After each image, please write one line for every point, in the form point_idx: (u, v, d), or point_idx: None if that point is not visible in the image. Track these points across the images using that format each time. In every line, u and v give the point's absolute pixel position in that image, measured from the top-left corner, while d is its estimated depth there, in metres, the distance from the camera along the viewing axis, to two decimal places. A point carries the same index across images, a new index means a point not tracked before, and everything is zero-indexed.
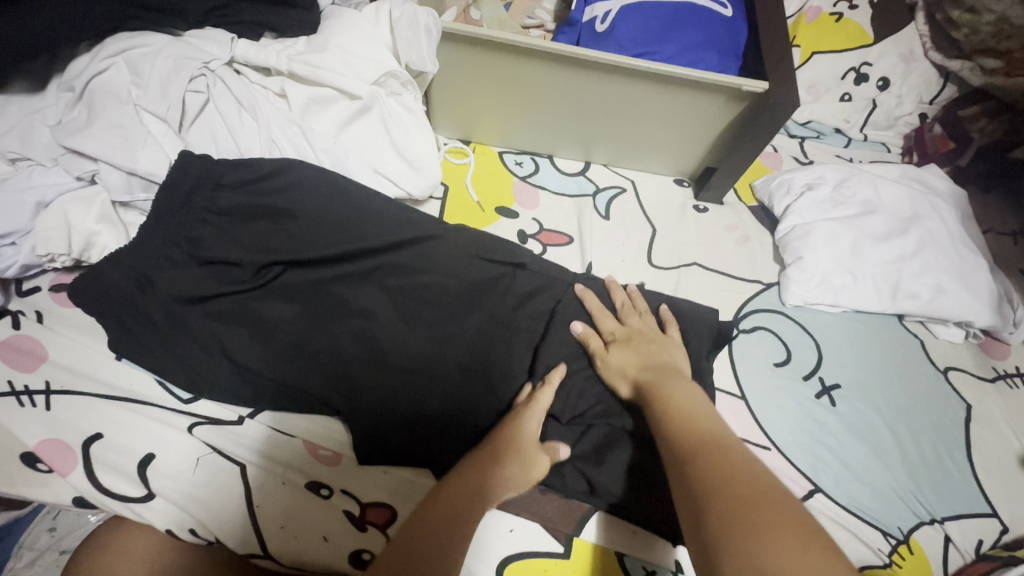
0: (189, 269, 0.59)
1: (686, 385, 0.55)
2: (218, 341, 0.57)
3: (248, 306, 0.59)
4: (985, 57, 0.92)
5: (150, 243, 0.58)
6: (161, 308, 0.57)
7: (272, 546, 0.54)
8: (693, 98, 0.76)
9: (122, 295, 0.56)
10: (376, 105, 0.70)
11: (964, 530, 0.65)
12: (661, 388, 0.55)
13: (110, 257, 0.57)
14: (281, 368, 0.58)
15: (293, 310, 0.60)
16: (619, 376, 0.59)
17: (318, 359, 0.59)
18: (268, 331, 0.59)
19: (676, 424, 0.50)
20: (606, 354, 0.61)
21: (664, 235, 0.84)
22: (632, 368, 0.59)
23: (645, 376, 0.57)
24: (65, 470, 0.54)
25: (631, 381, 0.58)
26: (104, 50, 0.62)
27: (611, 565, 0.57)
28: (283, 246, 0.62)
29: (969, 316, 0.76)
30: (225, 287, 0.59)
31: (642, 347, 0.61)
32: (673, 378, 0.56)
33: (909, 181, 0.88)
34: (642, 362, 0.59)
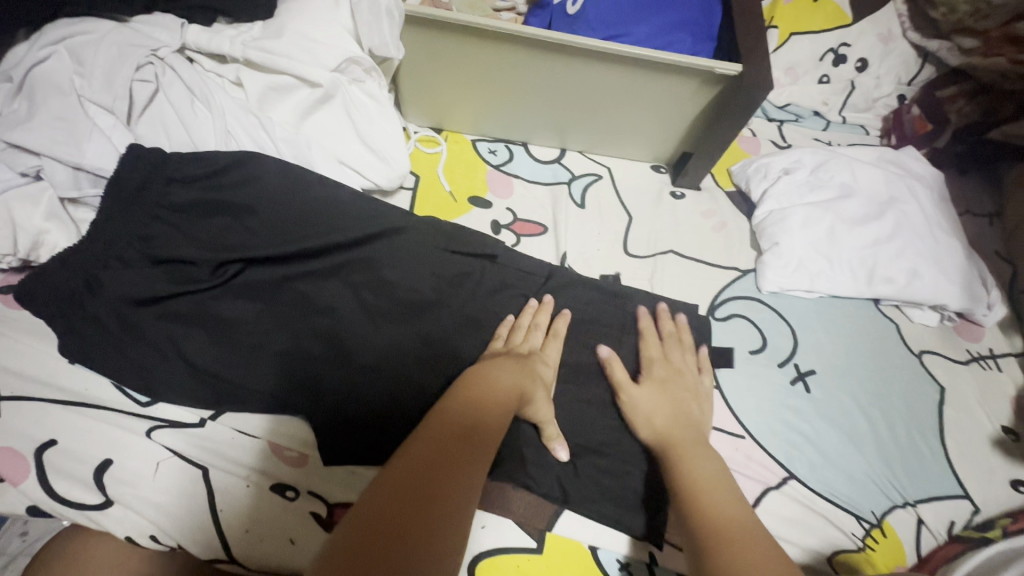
0: (145, 269, 0.56)
1: (710, 453, 0.54)
2: (175, 343, 0.55)
3: (208, 305, 0.58)
4: (963, 36, 0.90)
5: (100, 243, 0.55)
6: (113, 311, 0.54)
7: (238, 550, 0.52)
8: (666, 81, 0.74)
9: (71, 297, 0.54)
10: (338, 93, 0.68)
11: (936, 512, 0.66)
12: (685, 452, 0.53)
13: (56, 258, 0.54)
14: (242, 370, 0.56)
15: (254, 310, 0.59)
16: (643, 422, 0.57)
17: (280, 360, 0.57)
18: (228, 333, 0.57)
19: (697, 495, 0.49)
20: (638, 395, 0.59)
21: (640, 223, 0.83)
22: (657, 417, 0.57)
23: (671, 432, 0.56)
24: (17, 479, 0.51)
25: (653, 430, 0.57)
26: (43, 37, 0.59)
27: (584, 558, 0.57)
28: (242, 243, 0.60)
29: (943, 299, 0.76)
30: (182, 287, 0.57)
31: (673, 394, 0.60)
32: (701, 445, 0.55)
33: (886, 163, 0.87)
34: (669, 413, 0.58)
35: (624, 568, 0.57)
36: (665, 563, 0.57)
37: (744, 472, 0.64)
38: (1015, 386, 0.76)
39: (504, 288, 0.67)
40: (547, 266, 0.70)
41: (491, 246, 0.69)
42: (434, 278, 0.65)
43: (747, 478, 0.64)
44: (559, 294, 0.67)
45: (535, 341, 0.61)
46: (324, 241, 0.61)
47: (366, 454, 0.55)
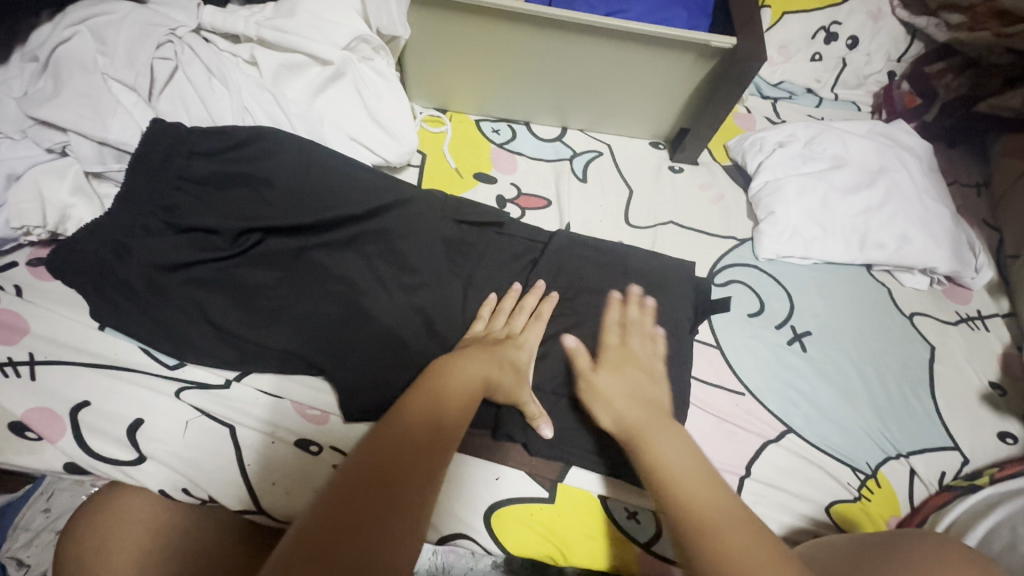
0: (169, 239, 0.59)
1: (676, 435, 0.49)
2: (201, 308, 0.58)
3: (230, 273, 0.60)
4: (949, 12, 0.95)
5: (127, 213, 0.58)
6: (141, 277, 0.57)
7: (265, 501, 0.55)
8: (663, 56, 0.77)
9: (102, 265, 0.57)
10: (348, 71, 0.70)
11: (928, 463, 0.69)
12: (648, 435, 0.49)
13: (87, 229, 0.57)
14: (264, 334, 0.59)
15: (274, 277, 0.61)
16: (606, 406, 0.53)
17: (300, 324, 0.59)
18: (251, 299, 0.59)
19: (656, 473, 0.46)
20: (598, 381, 0.56)
21: (640, 196, 0.86)
22: (616, 401, 0.53)
23: (631, 411, 0.52)
24: (54, 437, 0.54)
25: (613, 414, 0.53)
26: (66, 18, 0.61)
27: (594, 508, 0.60)
28: (261, 214, 0.62)
29: (933, 263, 0.79)
30: (206, 256, 0.59)
31: (632, 376, 0.56)
32: (667, 425, 0.50)
33: (877, 136, 0.90)
34: (630, 394, 0.54)
35: (632, 517, 0.60)
36: None
37: (744, 426, 0.67)
38: (1002, 345, 0.79)
39: (512, 258, 0.69)
40: (551, 233, 0.72)
41: (498, 218, 0.71)
42: (444, 247, 0.67)
43: (748, 432, 0.67)
44: (562, 260, 0.70)
45: (517, 323, 0.62)
46: (340, 212, 0.64)
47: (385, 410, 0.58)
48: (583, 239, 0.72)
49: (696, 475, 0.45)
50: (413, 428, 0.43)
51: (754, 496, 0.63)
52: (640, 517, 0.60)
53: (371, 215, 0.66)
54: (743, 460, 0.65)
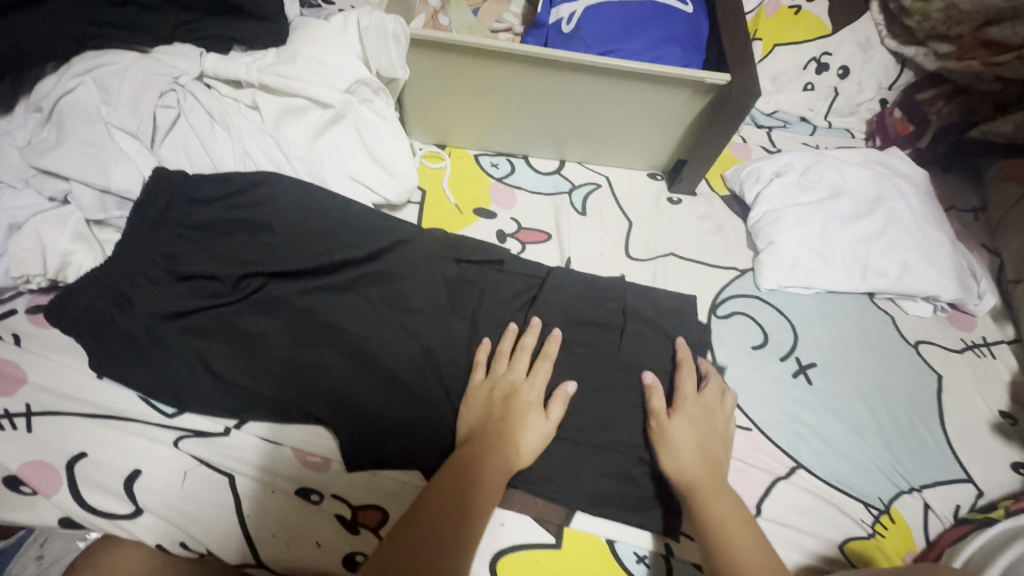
0: (171, 287, 0.59)
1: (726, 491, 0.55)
2: (200, 354, 0.57)
3: (232, 319, 0.60)
4: (938, 42, 0.97)
5: (129, 260, 0.58)
6: (142, 325, 0.57)
7: (265, 554, 0.54)
8: (659, 92, 0.78)
9: (102, 314, 0.56)
10: (348, 113, 0.71)
11: (942, 496, 0.68)
12: (701, 490, 0.54)
13: (87, 277, 0.57)
14: (266, 382, 0.58)
15: (275, 324, 0.61)
16: (674, 456, 0.57)
17: (301, 370, 0.59)
18: (252, 345, 0.59)
19: (716, 534, 0.51)
20: (674, 428, 0.59)
21: (640, 227, 0.86)
22: (687, 453, 0.57)
23: (698, 470, 0.56)
24: (49, 491, 0.53)
25: (681, 466, 0.56)
26: (71, 70, 0.63)
27: (602, 553, 0.58)
28: (263, 259, 0.62)
29: (935, 291, 0.79)
30: (206, 303, 0.59)
31: (701, 428, 0.60)
32: (722, 481, 0.55)
33: (873, 164, 0.90)
34: (700, 446, 0.58)
35: (641, 561, 0.58)
36: (682, 554, 0.59)
37: (752, 462, 0.66)
38: (1009, 372, 0.78)
39: (512, 297, 0.69)
40: (551, 270, 0.72)
41: (499, 255, 0.71)
42: (446, 288, 0.67)
43: (756, 468, 0.66)
44: (560, 298, 0.69)
45: (519, 366, 0.62)
46: (341, 256, 0.64)
47: (389, 459, 0.57)
48: (582, 275, 0.72)
49: (742, 530, 0.51)
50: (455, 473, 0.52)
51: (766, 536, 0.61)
52: (650, 561, 0.58)
53: (373, 260, 0.66)
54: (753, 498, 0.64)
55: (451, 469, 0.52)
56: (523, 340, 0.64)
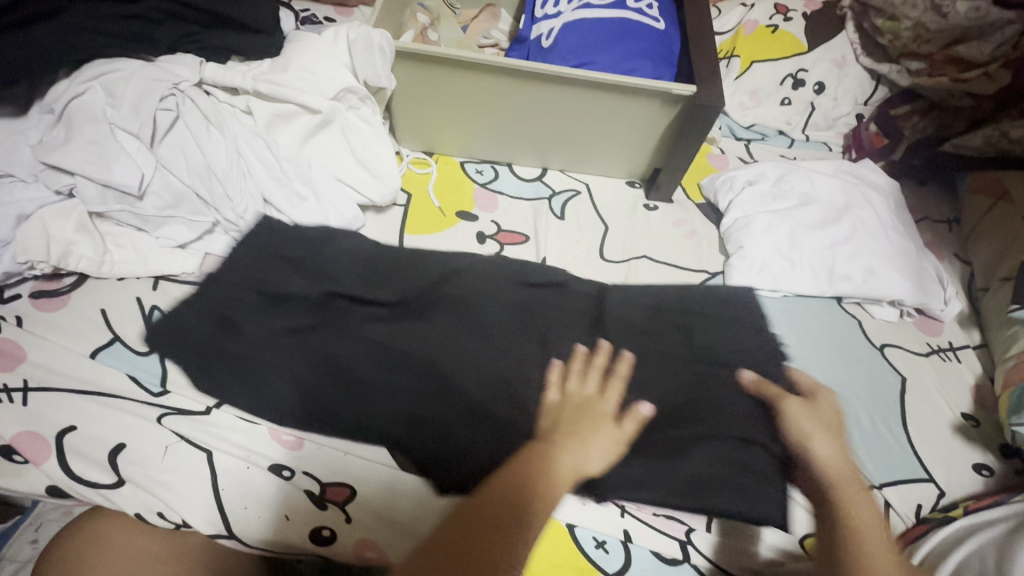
0: (253, 302, 0.68)
1: (865, 498, 0.64)
2: (274, 365, 0.64)
3: (284, 323, 0.66)
4: (909, 60, 1.01)
5: (231, 287, 0.68)
6: (234, 337, 0.65)
7: (236, 525, 0.57)
8: (632, 103, 0.82)
9: (205, 329, 0.65)
10: (335, 119, 0.76)
11: (903, 496, 0.69)
12: (845, 493, 0.64)
13: (190, 302, 0.67)
14: (289, 381, 0.63)
15: (370, 348, 0.66)
16: (824, 459, 0.66)
17: (340, 382, 0.64)
18: (316, 352, 0.65)
19: (850, 519, 0.61)
20: (810, 427, 0.69)
21: (616, 232, 0.89)
22: (837, 461, 0.67)
23: (846, 480, 0.65)
24: (40, 460, 0.57)
25: (829, 473, 0.65)
26: (80, 75, 0.68)
27: (562, 536, 0.60)
28: (341, 280, 0.71)
29: (900, 295, 0.81)
30: (272, 313, 0.67)
31: (824, 430, 0.69)
32: (864, 491, 0.65)
33: (844, 174, 0.94)
34: (844, 461, 0.67)
35: (601, 546, 0.60)
36: (639, 541, 0.61)
37: None
38: (974, 376, 0.80)
39: (550, 331, 0.72)
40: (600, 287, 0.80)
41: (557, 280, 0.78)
42: (537, 312, 0.73)
43: None
44: (621, 315, 0.76)
45: (591, 386, 0.68)
46: (414, 284, 0.74)
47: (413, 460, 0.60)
48: (625, 299, 0.79)
49: (878, 527, 0.60)
50: (524, 479, 0.59)
51: None
52: (609, 546, 0.60)
53: (426, 288, 0.74)
54: None
55: (510, 471, 0.59)
56: (596, 355, 0.71)
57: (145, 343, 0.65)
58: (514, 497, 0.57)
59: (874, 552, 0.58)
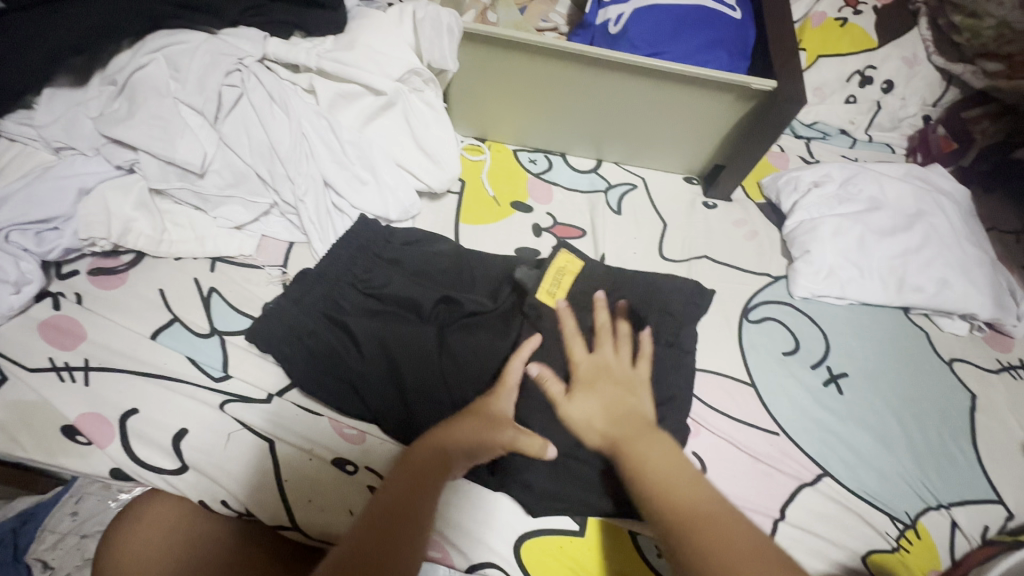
0: (363, 305, 0.65)
1: (651, 433, 0.52)
2: (371, 371, 0.60)
3: (391, 326, 0.63)
4: (987, 61, 0.96)
5: (329, 284, 0.65)
6: (331, 342, 0.61)
7: (300, 517, 0.56)
8: (702, 96, 0.79)
9: (300, 332, 0.61)
10: (399, 101, 0.73)
11: (970, 516, 0.66)
12: (625, 444, 0.51)
13: (289, 297, 0.62)
14: (386, 386, 0.60)
15: (463, 359, 0.63)
16: (585, 427, 0.55)
17: (428, 395, 0.60)
18: (424, 359, 0.62)
19: (654, 488, 0.47)
20: (574, 403, 0.57)
21: (674, 229, 0.87)
22: (597, 419, 0.54)
23: (611, 427, 0.53)
24: (103, 442, 0.56)
25: (597, 435, 0.54)
26: (145, 46, 0.66)
27: (625, 543, 0.59)
28: (452, 285, 0.69)
29: (973, 309, 0.78)
30: (383, 318, 0.64)
31: (605, 390, 0.57)
32: (643, 427, 0.52)
33: (913, 178, 0.90)
34: (609, 411, 0.55)
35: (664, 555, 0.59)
36: None
37: (779, 467, 0.66)
38: None
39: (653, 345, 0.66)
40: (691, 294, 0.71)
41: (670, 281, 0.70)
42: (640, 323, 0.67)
43: (782, 473, 0.66)
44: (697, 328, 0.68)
45: (602, 348, 0.62)
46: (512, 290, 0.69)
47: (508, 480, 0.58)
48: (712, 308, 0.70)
49: (692, 482, 0.47)
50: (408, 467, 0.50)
51: (788, 540, 0.62)
52: None
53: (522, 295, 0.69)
54: (777, 502, 0.64)
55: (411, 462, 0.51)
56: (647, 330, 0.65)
57: (205, 326, 0.64)
58: (426, 472, 0.50)
59: (711, 525, 0.43)
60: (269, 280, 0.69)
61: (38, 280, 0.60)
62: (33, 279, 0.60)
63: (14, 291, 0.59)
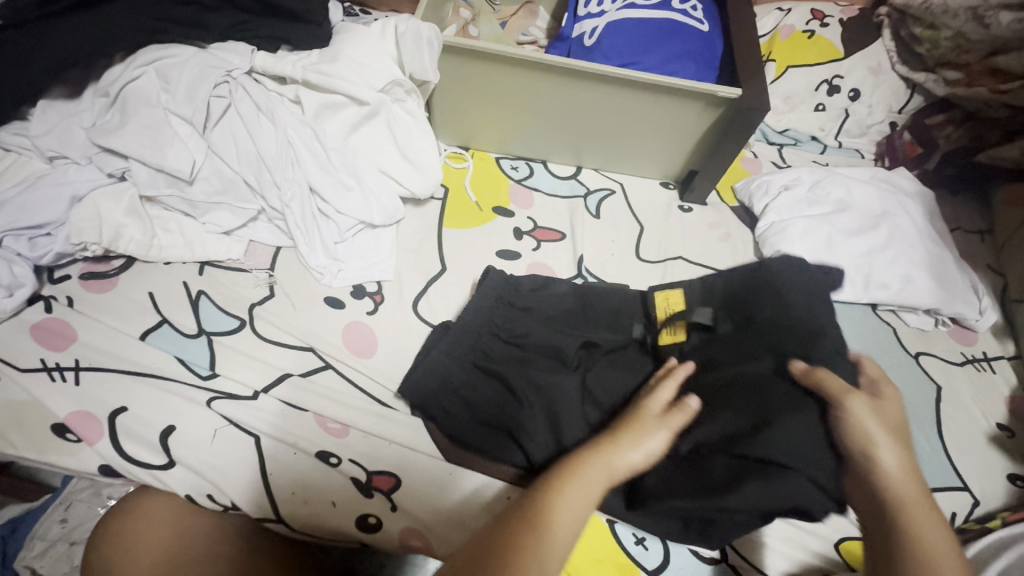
0: (402, 321, 0.72)
1: (932, 513, 0.51)
2: (422, 372, 0.65)
3: (439, 335, 0.70)
4: (947, 69, 1.00)
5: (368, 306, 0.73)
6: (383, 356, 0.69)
7: (284, 510, 0.58)
8: (674, 104, 0.83)
9: (349, 344, 0.69)
10: (382, 111, 0.77)
11: (938, 503, 0.69)
12: (913, 504, 0.51)
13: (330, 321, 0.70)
14: (452, 402, 0.64)
15: (505, 367, 0.66)
16: (887, 467, 0.52)
17: (465, 397, 0.64)
18: (476, 366, 0.66)
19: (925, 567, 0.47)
20: (870, 422, 0.54)
21: (651, 232, 0.90)
22: (898, 460, 0.53)
23: (909, 478, 0.52)
24: (93, 439, 0.57)
25: (891, 472, 0.52)
26: (136, 60, 0.69)
27: (602, 531, 0.61)
28: (510, 303, 0.73)
29: (936, 304, 0.81)
30: (439, 329, 0.70)
31: (881, 413, 0.56)
32: (926, 496, 0.52)
33: (880, 181, 0.93)
34: (890, 428, 0.55)
35: (640, 543, 0.61)
36: (679, 540, 0.61)
37: None
38: (1009, 387, 0.80)
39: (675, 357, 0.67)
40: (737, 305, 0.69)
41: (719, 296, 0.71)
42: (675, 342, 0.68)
43: None
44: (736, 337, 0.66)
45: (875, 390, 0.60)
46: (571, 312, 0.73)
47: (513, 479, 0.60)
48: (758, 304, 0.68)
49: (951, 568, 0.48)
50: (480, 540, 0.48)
51: None
52: (648, 543, 0.61)
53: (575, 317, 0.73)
54: None
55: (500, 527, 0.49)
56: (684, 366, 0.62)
57: (194, 327, 0.66)
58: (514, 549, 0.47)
59: None
60: (256, 282, 0.71)
61: (30, 284, 0.62)
62: (25, 283, 0.62)
63: (7, 295, 0.61)
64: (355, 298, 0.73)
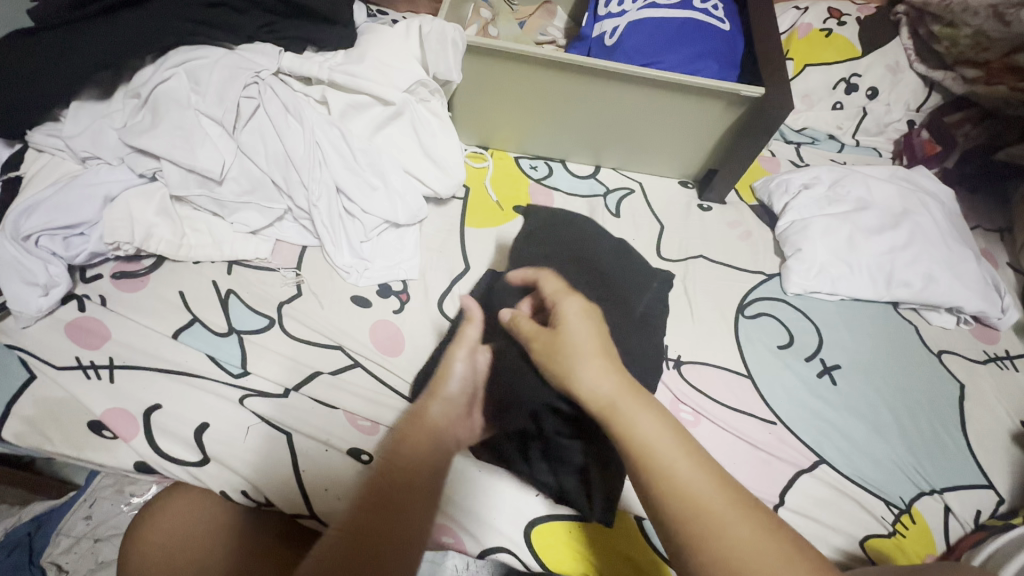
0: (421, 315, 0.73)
1: (641, 404, 0.51)
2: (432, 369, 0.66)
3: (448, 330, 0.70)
4: (965, 67, 1.00)
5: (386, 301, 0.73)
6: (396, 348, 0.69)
7: (317, 506, 0.57)
8: (695, 103, 0.83)
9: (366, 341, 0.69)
10: (407, 111, 0.77)
11: (963, 501, 0.69)
12: (616, 413, 0.51)
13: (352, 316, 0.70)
14: None
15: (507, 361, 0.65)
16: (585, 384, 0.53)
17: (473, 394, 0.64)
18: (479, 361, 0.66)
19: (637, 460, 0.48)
20: (572, 354, 0.55)
21: (671, 231, 0.90)
22: (597, 375, 0.53)
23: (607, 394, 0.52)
24: (128, 436, 0.58)
25: (589, 390, 0.52)
26: (168, 61, 0.70)
27: (632, 528, 0.61)
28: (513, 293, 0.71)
29: (960, 302, 0.81)
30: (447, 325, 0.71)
31: (578, 341, 0.56)
32: (638, 400, 0.52)
33: (900, 180, 0.93)
34: (600, 350, 0.56)
35: None
36: None
37: (777, 454, 0.69)
38: None
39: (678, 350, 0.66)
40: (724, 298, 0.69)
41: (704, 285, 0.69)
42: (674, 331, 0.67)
43: (780, 460, 0.68)
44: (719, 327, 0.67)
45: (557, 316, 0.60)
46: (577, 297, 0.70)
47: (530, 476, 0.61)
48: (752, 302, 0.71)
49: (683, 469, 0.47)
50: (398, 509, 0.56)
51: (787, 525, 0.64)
52: None
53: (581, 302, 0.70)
54: (776, 488, 0.66)
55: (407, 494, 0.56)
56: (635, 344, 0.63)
57: (224, 326, 0.66)
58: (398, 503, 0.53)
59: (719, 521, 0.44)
60: (284, 281, 0.72)
61: (65, 283, 0.63)
62: (60, 282, 0.63)
63: (43, 293, 0.62)
64: (381, 296, 0.74)
